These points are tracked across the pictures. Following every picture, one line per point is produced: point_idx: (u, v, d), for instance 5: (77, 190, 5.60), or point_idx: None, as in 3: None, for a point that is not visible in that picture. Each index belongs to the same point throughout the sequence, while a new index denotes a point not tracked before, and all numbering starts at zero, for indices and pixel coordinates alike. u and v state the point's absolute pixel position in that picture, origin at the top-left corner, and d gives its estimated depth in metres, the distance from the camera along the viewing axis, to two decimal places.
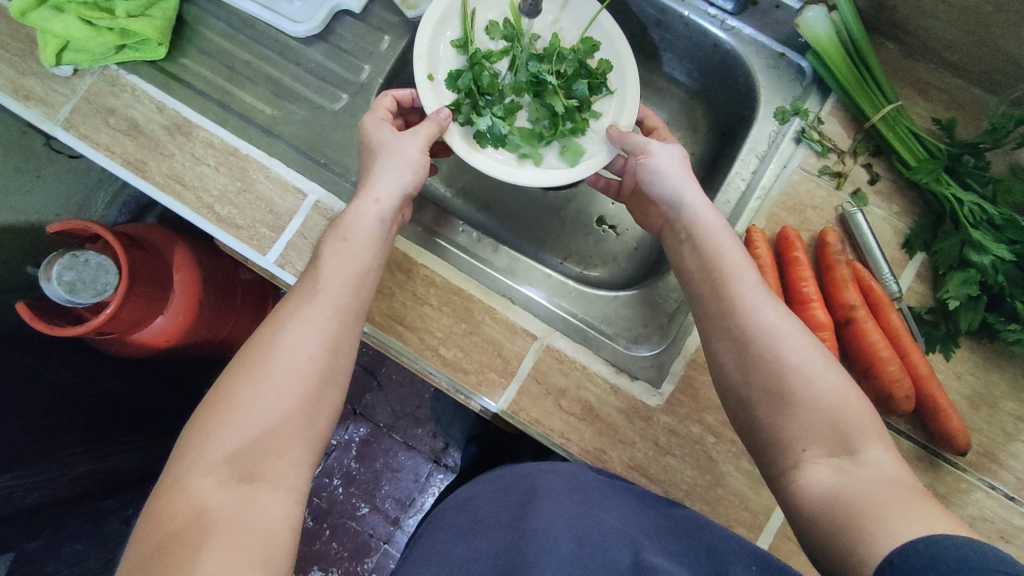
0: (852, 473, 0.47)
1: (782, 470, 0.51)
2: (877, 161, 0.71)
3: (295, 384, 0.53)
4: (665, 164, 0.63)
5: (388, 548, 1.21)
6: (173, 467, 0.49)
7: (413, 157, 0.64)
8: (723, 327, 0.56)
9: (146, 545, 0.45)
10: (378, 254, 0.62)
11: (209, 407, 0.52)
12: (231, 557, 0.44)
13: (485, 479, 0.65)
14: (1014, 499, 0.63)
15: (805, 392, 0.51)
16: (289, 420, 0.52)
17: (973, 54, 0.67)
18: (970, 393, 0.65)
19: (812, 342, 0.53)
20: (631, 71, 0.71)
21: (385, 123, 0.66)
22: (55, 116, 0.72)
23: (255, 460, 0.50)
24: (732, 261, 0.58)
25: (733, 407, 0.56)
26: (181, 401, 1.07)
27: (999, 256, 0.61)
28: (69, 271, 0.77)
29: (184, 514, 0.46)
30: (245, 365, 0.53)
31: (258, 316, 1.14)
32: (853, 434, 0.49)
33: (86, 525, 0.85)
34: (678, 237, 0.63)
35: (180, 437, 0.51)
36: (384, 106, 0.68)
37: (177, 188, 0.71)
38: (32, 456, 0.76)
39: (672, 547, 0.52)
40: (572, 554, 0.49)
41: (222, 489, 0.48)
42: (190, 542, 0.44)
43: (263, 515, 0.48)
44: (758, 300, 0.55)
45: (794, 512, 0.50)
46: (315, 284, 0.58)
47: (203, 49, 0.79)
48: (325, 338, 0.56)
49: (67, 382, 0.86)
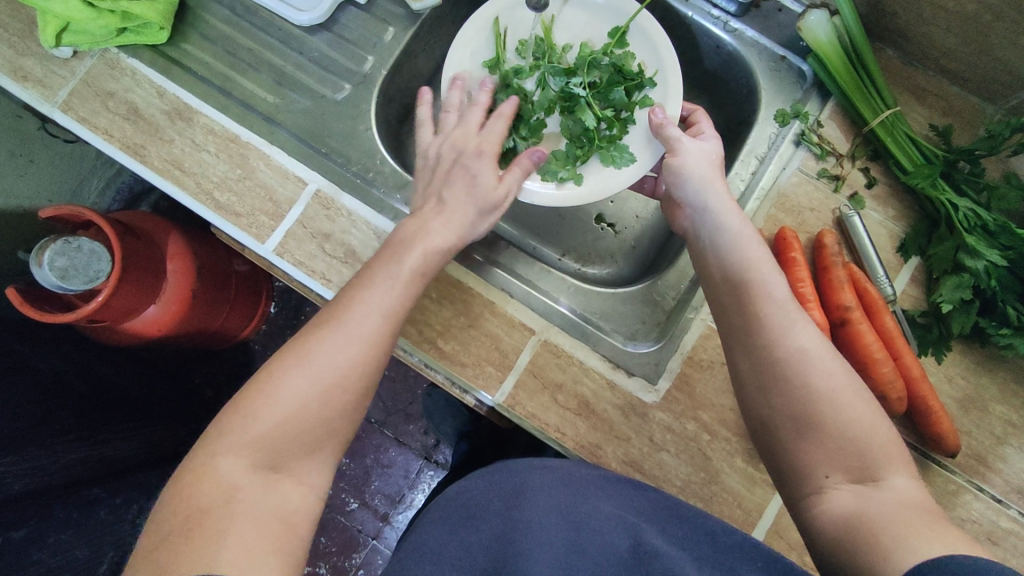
0: (874, 498, 0.47)
1: (805, 493, 0.52)
2: (875, 165, 0.72)
3: (337, 378, 0.51)
4: (689, 163, 0.63)
5: (376, 543, 1.21)
6: (205, 442, 0.48)
7: (498, 200, 0.63)
8: (742, 339, 0.56)
9: (171, 519, 0.44)
10: (435, 266, 0.60)
11: (249, 388, 0.50)
12: (252, 543, 0.44)
13: (478, 474, 0.63)
14: (1001, 502, 0.64)
15: (830, 417, 0.50)
16: (325, 411, 0.50)
17: (971, 62, 0.68)
18: (960, 396, 0.66)
19: (843, 368, 0.52)
20: (676, 84, 0.71)
21: (487, 156, 0.64)
22: (54, 98, 0.71)
23: (286, 452, 0.49)
24: (759, 277, 0.56)
25: (755, 425, 0.56)
26: (171, 390, 1.09)
27: (993, 261, 0.62)
28: (60, 258, 0.76)
29: (211, 492, 0.45)
30: (293, 353, 0.51)
31: (251, 308, 1.14)
32: (878, 462, 0.49)
33: (73, 516, 0.83)
34: (701, 246, 0.63)
35: (218, 413, 0.50)
36: (495, 132, 0.66)
37: (176, 174, 0.70)
38: (26, 443, 0.75)
39: (672, 530, 0.53)
40: (569, 541, 0.50)
41: (251, 475, 0.47)
42: (215, 524, 0.44)
43: (284, 504, 0.48)
44: (786, 321, 0.54)
45: (811, 532, 0.50)
46: (376, 286, 0.56)
47: (205, 35, 0.79)
48: (373, 335, 0.53)
49: (60, 368, 0.86)
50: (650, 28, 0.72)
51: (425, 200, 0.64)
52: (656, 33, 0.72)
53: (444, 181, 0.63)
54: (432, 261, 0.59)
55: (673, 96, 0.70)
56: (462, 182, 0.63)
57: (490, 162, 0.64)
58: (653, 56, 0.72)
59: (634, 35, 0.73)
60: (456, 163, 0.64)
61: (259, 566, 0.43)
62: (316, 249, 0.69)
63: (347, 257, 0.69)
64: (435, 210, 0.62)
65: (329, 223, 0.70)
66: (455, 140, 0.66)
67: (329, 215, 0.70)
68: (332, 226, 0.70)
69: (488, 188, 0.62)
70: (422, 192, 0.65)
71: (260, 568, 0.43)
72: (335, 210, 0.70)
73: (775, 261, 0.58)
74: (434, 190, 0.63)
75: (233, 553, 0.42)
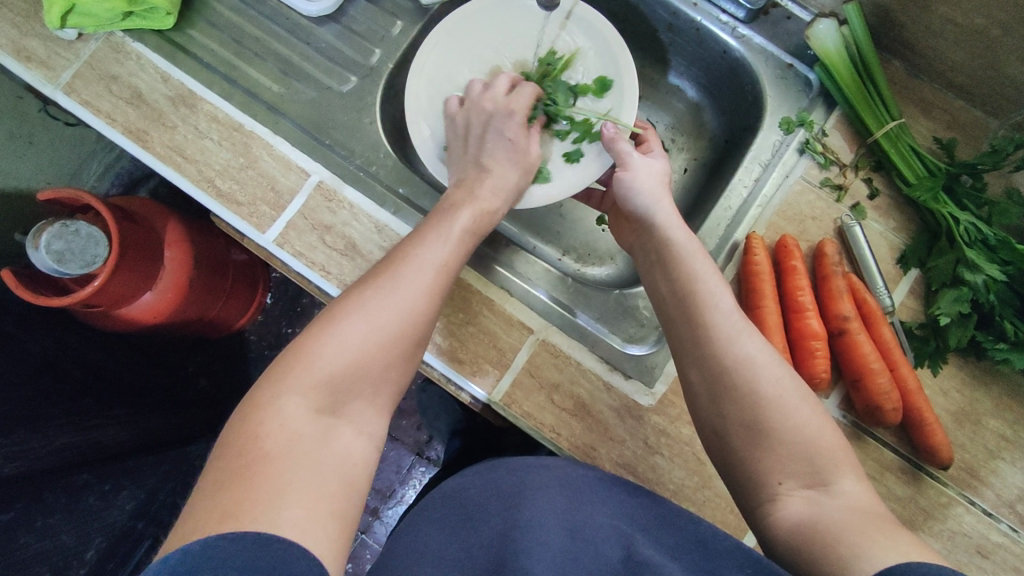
0: (827, 505, 0.47)
1: (759, 502, 0.51)
2: (877, 176, 0.72)
3: (396, 322, 0.52)
4: (641, 177, 0.65)
5: (366, 537, 1.21)
6: (267, 382, 0.47)
7: (534, 160, 0.69)
8: (692, 350, 0.56)
9: (233, 461, 0.42)
10: (481, 225, 0.63)
11: (307, 334, 0.50)
12: (319, 494, 0.43)
13: (473, 472, 0.64)
14: (992, 516, 0.64)
15: (781, 424, 0.51)
16: (384, 357, 0.51)
17: (976, 77, 0.68)
18: (955, 409, 0.67)
19: (788, 374, 0.53)
20: (632, 100, 0.72)
21: (517, 116, 0.69)
22: (57, 80, 0.71)
23: (345, 397, 0.49)
24: (705, 288, 0.57)
25: (709, 436, 0.55)
26: (164, 379, 1.09)
27: (991, 276, 0.63)
28: (58, 241, 0.76)
29: (277, 436, 0.44)
30: (353, 299, 0.52)
31: (247, 298, 1.14)
32: (827, 467, 0.50)
33: (61, 500, 0.81)
34: (651, 260, 0.63)
35: (276, 359, 0.49)
36: (524, 96, 0.71)
37: (178, 160, 0.70)
38: (13, 425, 0.73)
39: (663, 540, 0.51)
40: (565, 546, 0.49)
41: (315, 419, 0.46)
42: (277, 474, 0.42)
43: (346, 454, 0.47)
44: (735, 329, 0.54)
45: (767, 539, 0.50)
46: (429, 242, 0.58)
47: (211, 22, 0.78)
48: (429, 283, 0.55)
49: (51, 354, 0.85)
50: (612, 39, 0.74)
51: (467, 170, 0.68)
52: (624, 60, 0.74)
53: (479, 146, 0.68)
54: (479, 221, 0.63)
55: (629, 107, 0.72)
56: (500, 146, 0.68)
57: (520, 122, 0.69)
58: (613, 73, 0.74)
59: (601, 55, 0.75)
60: (489, 125, 0.68)
61: (321, 526, 0.42)
62: (316, 240, 0.69)
63: (347, 250, 0.69)
64: (481, 175, 0.66)
65: (330, 215, 0.69)
66: (480, 107, 0.69)
67: (331, 207, 0.70)
68: (333, 218, 0.69)
69: (524, 147, 0.69)
70: (457, 164, 0.70)
71: (323, 528, 0.42)
72: (337, 202, 0.70)
73: (720, 273, 0.59)
74: (472, 157, 0.68)
75: (296, 509, 0.41)
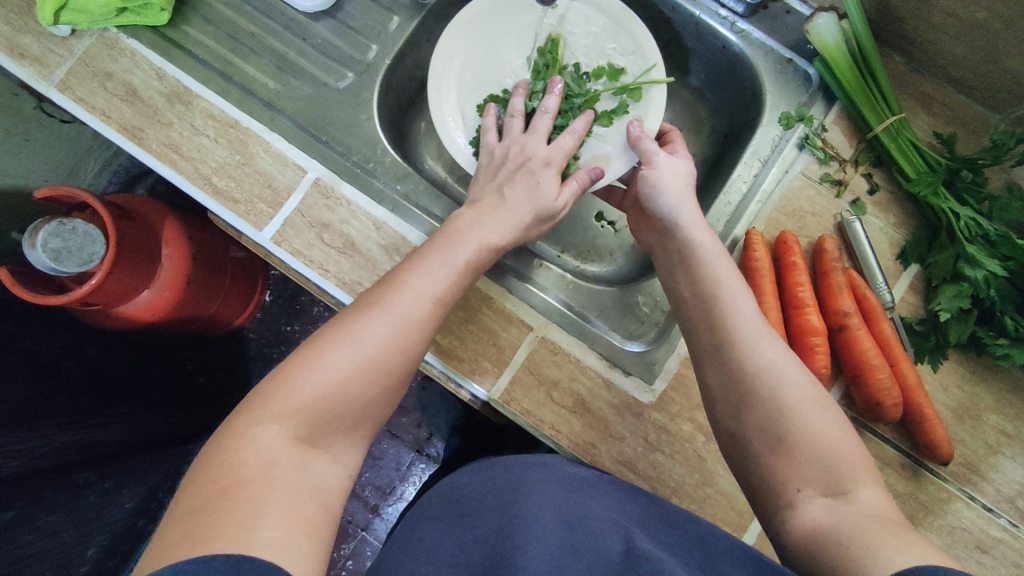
0: (844, 511, 0.47)
1: (777, 510, 0.51)
2: (877, 172, 0.72)
3: (378, 357, 0.51)
4: (665, 179, 0.64)
5: (366, 534, 1.21)
6: (245, 410, 0.47)
7: (556, 211, 0.66)
8: (712, 354, 0.56)
9: (207, 487, 0.42)
10: (483, 260, 0.61)
11: (292, 362, 0.50)
12: (291, 520, 0.42)
13: (471, 470, 0.64)
14: (993, 511, 0.64)
15: (798, 429, 0.50)
16: (364, 393, 0.50)
17: (978, 71, 0.68)
18: (955, 405, 0.66)
19: (810, 381, 0.53)
20: (658, 100, 0.72)
21: (554, 167, 0.65)
22: (51, 76, 0.70)
23: (326, 427, 0.48)
24: (730, 297, 0.57)
25: (729, 444, 0.55)
26: (164, 377, 1.09)
27: (993, 271, 0.62)
28: (55, 239, 0.75)
29: (253, 462, 0.44)
30: (341, 329, 0.51)
31: (246, 294, 1.13)
32: (848, 475, 0.49)
33: (61, 497, 0.81)
34: (672, 259, 0.64)
35: (259, 385, 0.49)
36: (564, 146, 0.66)
37: (174, 157, 0.69)
38: (12, 425, 0.73)
39: (664, 537, 0.51)
40: (563, 538, 0.49)
41: (291, 448, 0.46)
42: (254, 496, 0.42)
43: (322, 483, 0.47)
44: (756, 337, 0.54)
45: (787, 550, 0.49)
46: (419, 269, 0.56)
47: (206, 18, 0.78)
48: (417, 317, 0.54)
49: (51, 352, 0.85)
50: (618, 10, 0.75)
51: (484, 194, 0.64)
52: (647, 43, 0.74)
53: (508, 178, 0.65)
54: (482, 253, 0.60)
55: (653, 112, 0.72)
56: (528, 189, 0.64)
57: (556, 174, 0.65)
58: (638, 60, 0.74)
59: (624, 41, 0.75)
60: (523, 167, 0.65)
61: (297, 549, 0.41)
62: (314, 238, 0.68)
63: (345, 248, 0.68)
64: (484, 203, 0.63)
65: (328, 213, 0.69)
66: (524, 146, 0.66)
67: (328, 205, 0.69)
68: (330, 215, 0.69)
69: (552, 196, 0.64)
70: (480, 185, 0.66)
71: (300, 552, 0.41)
72: (335, 199, 0.69)
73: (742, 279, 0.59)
74: (496, 185, 0.65)
75: (270, 532, 0.40)
